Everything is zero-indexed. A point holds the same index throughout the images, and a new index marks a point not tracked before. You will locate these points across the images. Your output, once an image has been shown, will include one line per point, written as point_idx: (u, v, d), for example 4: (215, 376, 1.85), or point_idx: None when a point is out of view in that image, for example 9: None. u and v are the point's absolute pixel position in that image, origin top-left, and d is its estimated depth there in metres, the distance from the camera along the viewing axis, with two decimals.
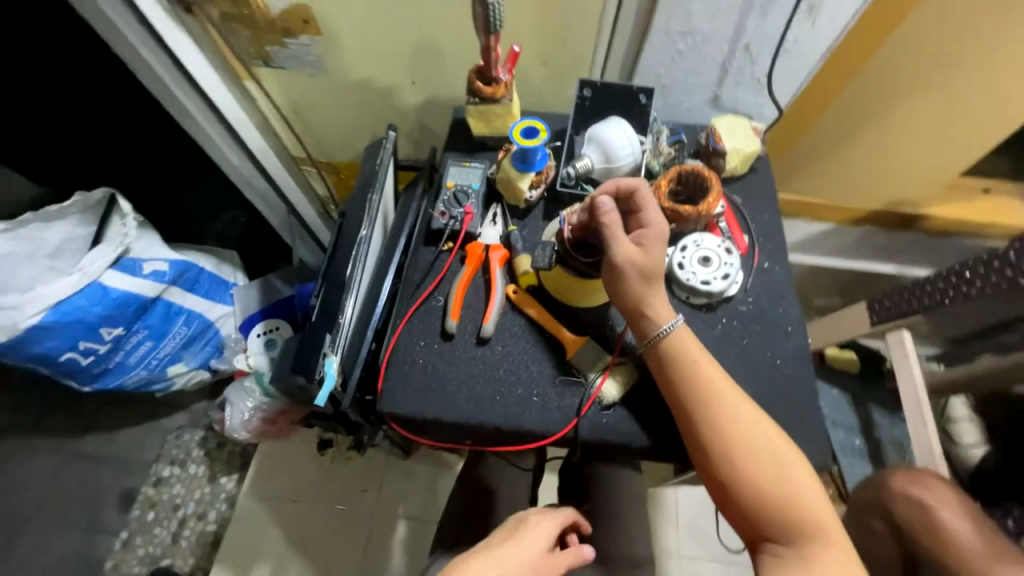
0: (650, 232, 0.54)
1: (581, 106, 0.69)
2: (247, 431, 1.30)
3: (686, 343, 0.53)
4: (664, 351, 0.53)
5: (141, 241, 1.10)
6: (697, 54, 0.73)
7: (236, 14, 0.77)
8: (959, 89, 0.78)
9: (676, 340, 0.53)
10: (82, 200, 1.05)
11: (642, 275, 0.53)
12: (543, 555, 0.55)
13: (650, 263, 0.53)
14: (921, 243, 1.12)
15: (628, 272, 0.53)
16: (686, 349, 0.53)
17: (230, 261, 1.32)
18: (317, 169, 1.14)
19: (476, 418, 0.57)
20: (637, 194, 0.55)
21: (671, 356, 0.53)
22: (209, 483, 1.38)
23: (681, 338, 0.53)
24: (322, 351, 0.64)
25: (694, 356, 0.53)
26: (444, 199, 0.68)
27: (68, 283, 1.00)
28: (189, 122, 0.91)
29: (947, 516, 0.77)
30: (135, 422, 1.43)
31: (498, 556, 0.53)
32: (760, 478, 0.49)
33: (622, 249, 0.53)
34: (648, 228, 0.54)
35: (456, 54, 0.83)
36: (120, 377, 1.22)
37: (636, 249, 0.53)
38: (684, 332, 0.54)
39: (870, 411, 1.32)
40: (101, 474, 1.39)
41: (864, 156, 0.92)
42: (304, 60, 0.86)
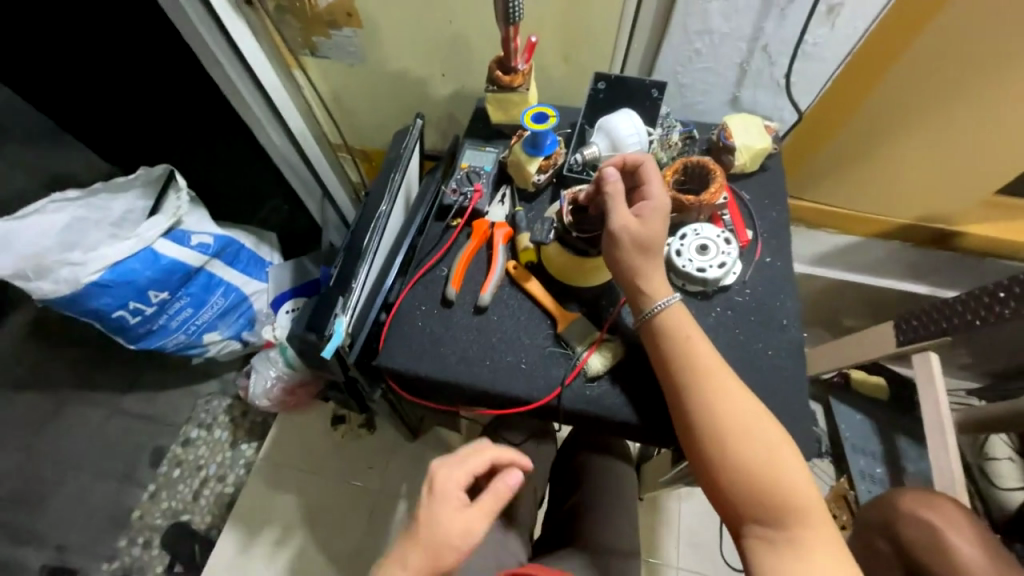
0: (651, 204, 0.56)
1: (594, 97, 0.72)
2: (268, 400, 1.38)
3: (681, 319, 0.55)
4: (657, 326, 0.55)
5: (192, 216, 1.21)
6: (715, 53, 0.74)
7: (289, 6, 0.85)
8: (997, 97, 0.75)
9: (671, 315, 0.55)
10: (145, 174, 1.16)
11: (637, 243, 0.55)
12: (453, 515, 0.51)
13: (647, 232, 0.55)
14: (956, 262, 1.07)
15: (624, 238, 0.55)
16: (680, 325, 0.54)
17: (269, 242, 1.41)
18: (352, 155, 1.22)
19: (466, 378, 0.61)
20: (642, 168, 0.58)
21: (665, 331, 0.54)
22: (230, 447, 1.47)
23: (673, 316, 0.55)
24: (334, 310, 0.69)
25: (687, 332, 0.54)
26: (457, 179, 0.74)
27: (125, 246, 1.11)
28: (241, 105, 0.98)
29: (956, 540, 0.73)
30: (171, 384, 1.55)
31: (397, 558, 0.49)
32: (746, 455, 0.49)
33: (621, 218, 0.55)
34: (649, 200, 0.56)
35: (483, 49, 0.88)
36: (162, 339, 1.32)
37: (635, 218, 0.55)
38: (679, 309, 0.55)
39: (897, 439, 1.25)
40: (137, 429, 1.50)
41: (893, 166, 0.90)
42: (346, 50, 0.94)
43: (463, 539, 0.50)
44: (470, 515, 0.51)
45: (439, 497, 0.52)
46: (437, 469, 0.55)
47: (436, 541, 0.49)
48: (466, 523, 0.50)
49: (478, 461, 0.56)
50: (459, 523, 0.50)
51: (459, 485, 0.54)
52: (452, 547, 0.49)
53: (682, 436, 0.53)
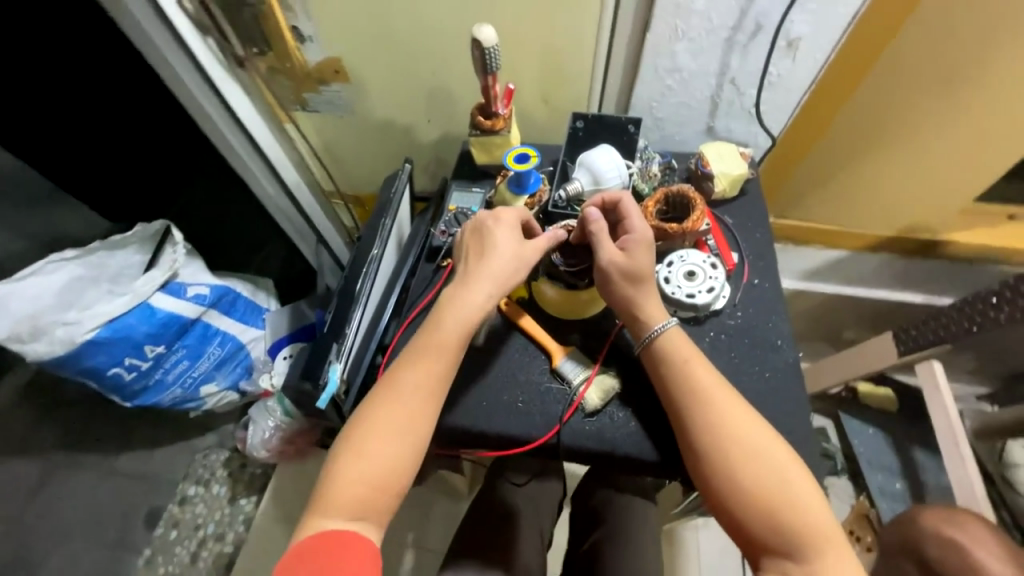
0: (635, 238, 0.57)
1: (574, 136, 0.74)
2: (266, 450, 1.35)
3: (678, 345, 0.54)
4: (656, 353, 0.54)
5: (188, 267, 1.22)
6: (685, 88, 0.78)
7: (281, 67, 0.90)
8: (958, 110, 0.79)
9: (668, 342, 0.54)
10: (143, 230, 1.18)
11: (627, 278, 0.55)
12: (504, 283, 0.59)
13: (635, 267, 0.55)
14: (945, 270, 1.08)
15: (613, 275, 0.56)
16: (678, 352, 0.54)
17: (265, 289, 1.41)
18: (345, 202, 1.25)
19: (462, 421, 0.60)
20: (622, 204, 0.59)
21: (664, 358, 0.54)
22: (229, 503, 1.42)
23: (672, 338, 0.55)
24: (329, 358, 0.69)
25: (685, 358, 0.53)
26: (445, 221, 0.79)
27: (121, 302, 1.11)
28: (237, 161, 1.01)
29: (985, 558, 0.70)
30: (167, 441, 1.51)
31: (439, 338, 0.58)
32: (757, 483, 0.48)
33: (608, 253, 0.56)
34: (633, 235, 0.57)
35: (466, 96, 0.92)
36: (158, 394, 1.31)
37: (621, 255, 0.56)
38: (677, 333, 0.55)
39: (913, 452, 1.22)
40: (133, 490, 1.46)
41: (870, 182, 0.93)
42: (335, 104, 0.98)
43: (511, 279, 0.59)
44: (518, 252, 0.60)
45: (498, 229, 0.61)
46: (497, 211, 0.63)
47: (489, 271, 0.59)
48: (515, 266, 0.59)
49: (523, 211, 0.64)
50: (508, 266, 0.59)
51: (513, 217, 0.62)
52: (506, 272, 0.59)
53: (690, 466, 0.52)
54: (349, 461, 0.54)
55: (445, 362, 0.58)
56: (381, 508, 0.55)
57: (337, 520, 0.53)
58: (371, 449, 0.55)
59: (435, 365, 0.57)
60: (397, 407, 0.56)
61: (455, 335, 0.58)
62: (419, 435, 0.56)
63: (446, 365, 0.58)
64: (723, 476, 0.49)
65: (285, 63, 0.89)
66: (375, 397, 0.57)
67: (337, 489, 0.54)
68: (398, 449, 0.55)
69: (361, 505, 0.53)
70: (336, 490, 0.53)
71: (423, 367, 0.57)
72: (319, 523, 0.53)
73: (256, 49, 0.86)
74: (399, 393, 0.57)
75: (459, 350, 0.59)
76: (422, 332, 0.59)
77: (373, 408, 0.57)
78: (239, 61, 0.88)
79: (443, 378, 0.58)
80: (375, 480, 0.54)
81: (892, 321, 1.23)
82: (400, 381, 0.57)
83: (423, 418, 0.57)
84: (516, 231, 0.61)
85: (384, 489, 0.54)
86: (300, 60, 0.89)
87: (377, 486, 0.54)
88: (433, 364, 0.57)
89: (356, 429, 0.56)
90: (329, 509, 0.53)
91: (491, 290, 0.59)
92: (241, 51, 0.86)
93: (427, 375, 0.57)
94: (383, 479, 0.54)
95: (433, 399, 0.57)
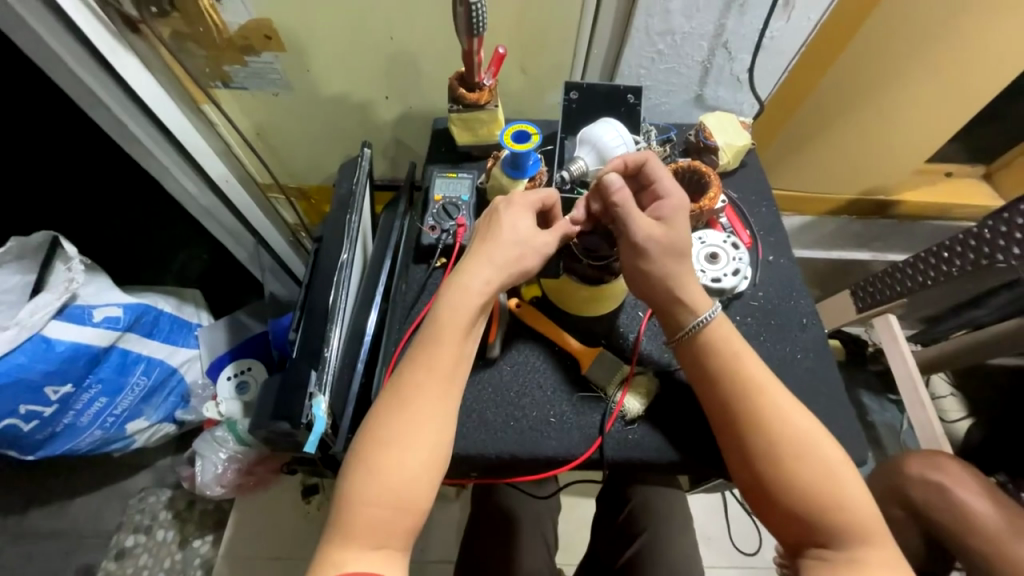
0: (670, 206, 0.52)
1: (568, 109, 0.68)
2: (222, 486, 1.16)
3: (725, 337, 0.51)
4: (703, 344, 0.51)
5: (89, 286, 0.98)
6: (677, 54, 0.72)
7: (189, 32, 0.72)
8: (924, 80, 0.81)
9: (716, 333, 0.51)
10: (20, 244, 0.92)
11: (671, 251, 0.50)
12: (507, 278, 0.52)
13: (679, 238, 0.51)
14: (896, 228, 1.15)
15: (656, 250, 0.50)
16: (726, 345, 0.50)
17: (193, 300, 1.18)
18: (286, 196, 1.07)
19: (490, 448, 0.54)
20: (648, 167, 0.54)
21: (711, 351, 0.50)
22: (180, 548, 1.20)
23: (722, 328, 0.51)
24: (308, 391, 0.58)
25: (736, 351, 0.50)
26: (433, 214, 0.69)
27: (4, 339, 0.87)
28: (136, 149, 0.81)
29: (966, 495, 0.76)
30: (90, 489, 1.27)
31: (450, 326, 0.50)
32: (810, 478, 0.46)
33: (641, 225, 0.50)
34: (667, 202, 0.52)
35: (431, 66, 0.80)
36: (72, 440, 1.08)
37: (662, 226, 0.51)
38: (725, 320, 0.52)
39: (860, 395, 1.29)
40: (52, 553, 1.22)
41: (839, 151, 0.94)
42: (266, 78, 0.81)
43: (518, 264, 0.52)
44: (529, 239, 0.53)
45: (506, 211, 0.54)
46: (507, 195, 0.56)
47: (493, 255, 0.52)
48: (522, 249, 0.52)
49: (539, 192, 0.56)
50: (515, 249, 0.52)
51: (525, 197, 0.55)
52: (511, 256, 0.52)
53: (734, 467, 0.50)
54: (362, 481, 0.46)
55: (457, 353, 0.50)
56: (407, 531, 0.46)
57: (358, 550, 0.44)
58: (386, 463, 0.46)
59: (446, 357, 0.50)
60: (410, 409, 0.48)
61: (469, 320, 0.51)
62: (440, 439, 0.48)
63: (459, 356, 0.50)
64: (773, 470, 0.46)
65: (195, 27, 0.71)
66: (382, 401, 0.49)
67: (353, 514, 0.45)
68: (417, 459, 0.47)
69: (380, 529, 0.45)
70: (351, 515, 0.45)
71: (433, 361, 0.50)
72: (337, 558, 0.44)
73: (155, 9, 0.68)
74: (410, 393, 0.49)
75: (471, 339, 0.52)
76: (426, 320, 0.52)
77: (382, 414, 0.48)
78: (132, 25, 0.69)
79: (458, 370, 0.50)
80: (395, 500, 0.46)
81: (844, 279, 1.31)
82: (408, 379, 0.49)
83: (442, 420, 0.49)
84: (529, 211, 0.54)
85: (406, 507, 0.46)
86: (217, 24, 0.72)
87: (395, 505, 0.46)
88: (444, 356, 0.50)
89: (364, 442, 0.48)
90: (347, 539, 0.45)
91: (495, 275, 0.52)
92: (133, 11, 0.67)
93: (438, 368, 0.50)
94: (404, 496, 0.46)
95: (450, 397, 0.50)
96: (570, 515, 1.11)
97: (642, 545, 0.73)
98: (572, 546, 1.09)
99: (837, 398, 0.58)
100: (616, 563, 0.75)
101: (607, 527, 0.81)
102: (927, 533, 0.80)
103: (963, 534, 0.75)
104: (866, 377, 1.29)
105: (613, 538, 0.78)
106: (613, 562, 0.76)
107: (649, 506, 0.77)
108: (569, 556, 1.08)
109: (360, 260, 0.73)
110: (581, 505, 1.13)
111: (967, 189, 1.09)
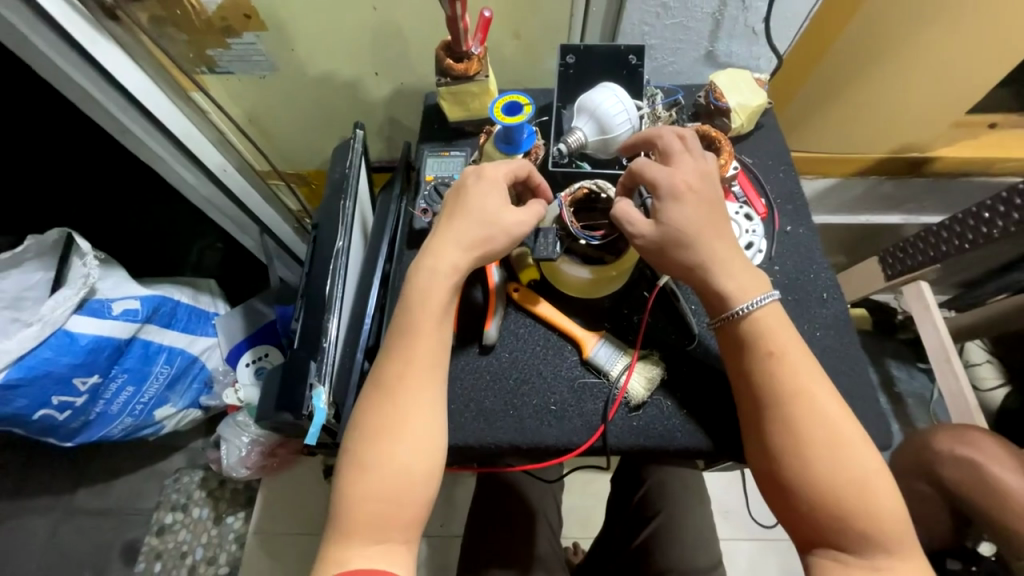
0: (660, 197, 0.49)
1: (565, 75, 0.63)
2: (247, 468, 1.20)
3: (768, 328, 0.48)
4: (743, 335, 0.48)
5: (107, 280, 1.00)
6: (684, 6, 0.65)
7: (167, 15, 0.70)
8: (964, 25, 0.72)
9: (758, 324, 0.48)
10: (37, 242, 0.93)
11: (667, 246, 0.49)
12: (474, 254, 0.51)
13: (674, 231, 0.49)
14: (930, 187, 1.06)
15: (650, 250, 0.50)
16: (770, 338, 0.47)
17: (208, 290, 1.19)
18: (286, 182, 1.06)
19: (490, 438, 0.53)
20: (630, 170, 0.52)
21: (751, 344, 0.48)
22: (215, 524, 1.25)
23: (767, 319, 0.48)
24: (309, 382, 0.58)
25: (778, 345, 0.47)
26: (425, 196, 0.66)
27: (28, 335, 0.89)
28: (131, 140, 0.80)
29: (1001, 472, 0.71)
30: (129, 470, 1.34)
31: (429, 280, 0.50)
32: (837, 480, 0.43)
33: (637, 228, 0.50)
34: (657, 194, 0.50)
35: (420, 35, 0.75)
36: (105, 427, 1.12)
37: (652, 224, 0.50)
38: (773, 309, 0.49)
39: (888, 365, 1.22)
40: (101, 528, 1.29)
41: (870, 105, 0.86)
42: (251, 60, 0.78)
43: (486, 244, 0.51)
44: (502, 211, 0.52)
45: (479, 179, 0.53)
46: (482, 167, 0.54)
47: (458, 237, 0.51)
48: (488, 229, 0.51)
49: (518, 167, 0.54)
50: (482, 230, 0.51)
51: (499, 169, 0.53)
52: (483, 234, 0.51)
53: (756, 464, 0.48)
54: (360, 478, 0.46)
55: (444, 338, 0.51)
56: (407, 527, 0.46)
57: (361, 546, 0.44)
58: (382, 458, 0.46)
59: (424, 346, 0.49)
60: (405, 403, 0.48)
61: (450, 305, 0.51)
62: (432, 430, 0.48)
63: (441, 343, 0.50)
64: (797, 466, 0.44)
65: (173, 10, 0.69)
66: (369, 395, 0.49)
67: (352, 510, 0.45)
68: (412, 452, 0.46)
69: (379, 525, 0.45)
70: (350, 511, 0.45)
71: (411, 351, 0.49)
72: (339, 555, 0.44)
73: None
74: (395, 385, 0.48)
75: (446, 325, 0.51)
76: (400, 311, 0.52)
77: (379, 407, 0.48)
78: (109, 11, 0.66)
79: (439, 358, 0.50)
80: (395, 494, 0.45)
81: (872, 244, 1.23)
82: (391, 372, 0.49)
83: (433, 409, 0.48)
84: (499, 186, 0.52)
85: (407, 502, 0.46)
86: (194, 5, 0.68)
87: (392, 500, 0.45)
88: (421, 344, 0.49)
89: (357, 437, 0.47)
90: (349, 535, 0.45)
91: (461, 256, 0.51)
92: None
93: (424, 356, 0.49)
94: (401, 491, 0.46)
95: (434, 385, 0.49)
96: (585, 491, 1.11)
97: (657, 527, 0.72)
98: (590, 522, 1.08)
99: (860, 377, 0.54)
100: (631, 544, 0.74)
101: (624, 506, 0.80)
102: (958, 508, 0.76)
103: (1000, 513, 0.70)
104: (894, 346, 1.23)
105: (628, 520, 0.77)
106: (628, 543, 0.75)
107: (664, 487, 0.76)
108: (587, 531, 1.08)
109: (358, 244, 0.71)
110: (595, 481, 1.12)
111: (1015, 141, 0.98)
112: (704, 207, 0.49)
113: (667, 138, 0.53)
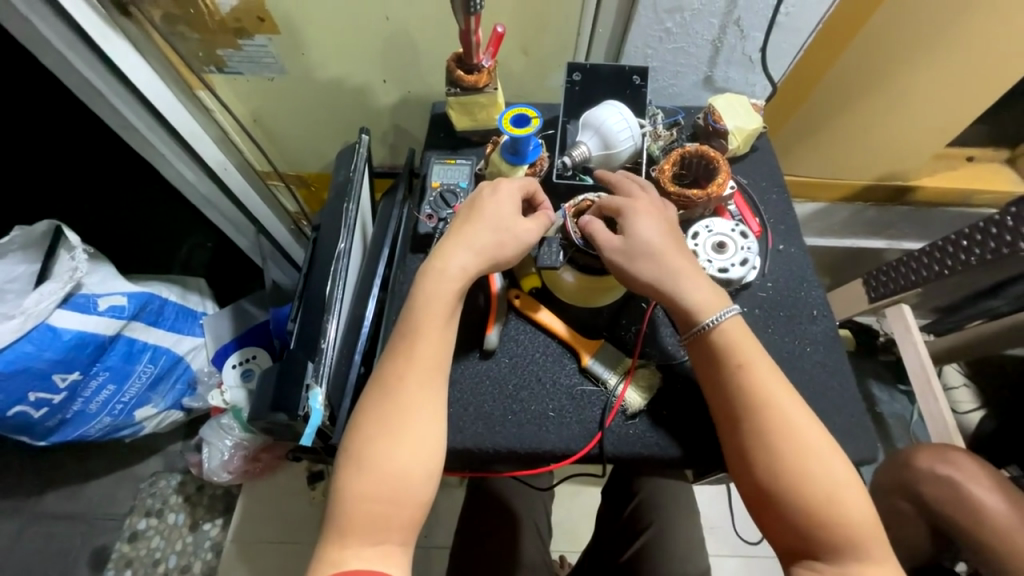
0: (627, 217, 0.53)
1: (571, 92, 0.66)
2: (229, 473, 1.16)
3: (736, 341, 0.49)
4: (714, 347, 0.50)
5: (94, 276, 0.97)
6: (686, 32, 0.68)
7: (180, 14, 0.70)
8: (945, 63, 0.76)
9: (728, 336, 0.49)
10: (25, 233, 0.91)
11: (637, 256, 0.51)
12: (484, 259, 0.52)
13: (643, 243, 0.51)
14: (911, 215, 1.11)
15: (620, 262, 0.51)
16: (738, 349, 0.49)
17: (197, 289, 1.17)
18: (285, 183, 1.05)
19: (487, 442, 0.54)
20: (598, 206, 0.56)
21: (719, 355, 0.49)
22: (190, 531, 1.21)
23: (734, 332, 0.50)
24: (305, 383, 0.58)
25: (747, 356, 0.49)
26: (431, 201, 0.66)
27: (8, 327, 0.86)
28: (133, 136, 0.80)
29: (979, 490, 0.73)
30: (103, 473, 1.29)
31: (436, 284, 0.51)
32: (809, 489, 0.45)
33: (609, 243, 0.52)
34: (623, 217, 0.53)
35: (430, 46, 0.77)
36: (81, 427, 1.08)
37: (621, 238, 0.52)
38: (735, 323, 0.50)
39: (869, 386, 1.25)
40: (69, 533, 1.24)
41: (856, 135, 0.90)
42: (261, 63, 0.79)
43: (497, 250, 0.52)
44: (511, 220, 0.53)
45: (489, 192, 0.54)
46: (492, 181, 0.56)
47: (467, 240, 0.52)
48: (501, 236, 0.52)
49: (521, 183, 0.55)
50: (493, 235, 0.52)
51: (509, 183, 0.55)
52: (491, 243, 0.52)
53: (736, 478, 0.49)
54: (357, 479, 0.45)
55: (444, 340, 0.51)
56: (404, 527, 0.46)
57: (357, 548, 0.44)
58: (380, 459, 0.46)
59: (425, 349, 0.50)
60: (404, 403, 0.48)
61: (450, 308, 0.51)
62: (432, 432, 0.48)
63: (441, 346, 0.50)
64: (768, 476, 0.46)
65: (186, 10, 0.69)
66: (369, 396, 0.49)
67: (350, 512, 0.45)
68: (412, 453, 0.46)
69: (377, 527, 0.45)
70: (346, 511, 0.45)
71: (411, 353, 0.49)
72: (334, 556, 0.44)
73: None
74: (395, 388, 0.48)
75: (449, 328, 0.51)
76: (402, 315, 0.52)
77: (376, 408, 0.48)
78: (121, 7, 0.67)
79: (440, 361, 0.50)
80: (393, 494, 0.45)
81: (856, 267, 1.27)
82: (391, 374, 0.49)
83: (435, 411, 0.49)
84: (515, 198, 0.54)
85: (405, 503, 0.45)
86: (208, 6, 0.69)
87: (390, 501, 0.45)
88: (421, 345, 0.50)
89: (354, 439, 0.47)
90: (345, 535, 0.44)
91: (472, 260, 0.52)
92: None
93: (422, 360, 0.49)
94: (399, 492, 0.45)
95: (436, 388, 0.49)
96: (573, 504, 1.10)
97: (647, 540, 0.73)
98: (576, 537, 1.08)
99: (847, 392, 0.56)
100: (620, 558, 0.74)
101: (612, 519, 0.80)
102: (935, 527, 0.78)
103: (978, 532, 0.72)
104: (876, 367, 1.26)
105: (617, 533, 0.77)
106: (618, 556, 0.75)
107: (653, 500, 0.77)
108: (573, 544, 1.07)
109: (358, 249, 0.71)
110: (582, 493, 1.11)
111: (989, 174, 1.04)
112: (666, 228, 0.53)
113: (621, 179, 0.57)
